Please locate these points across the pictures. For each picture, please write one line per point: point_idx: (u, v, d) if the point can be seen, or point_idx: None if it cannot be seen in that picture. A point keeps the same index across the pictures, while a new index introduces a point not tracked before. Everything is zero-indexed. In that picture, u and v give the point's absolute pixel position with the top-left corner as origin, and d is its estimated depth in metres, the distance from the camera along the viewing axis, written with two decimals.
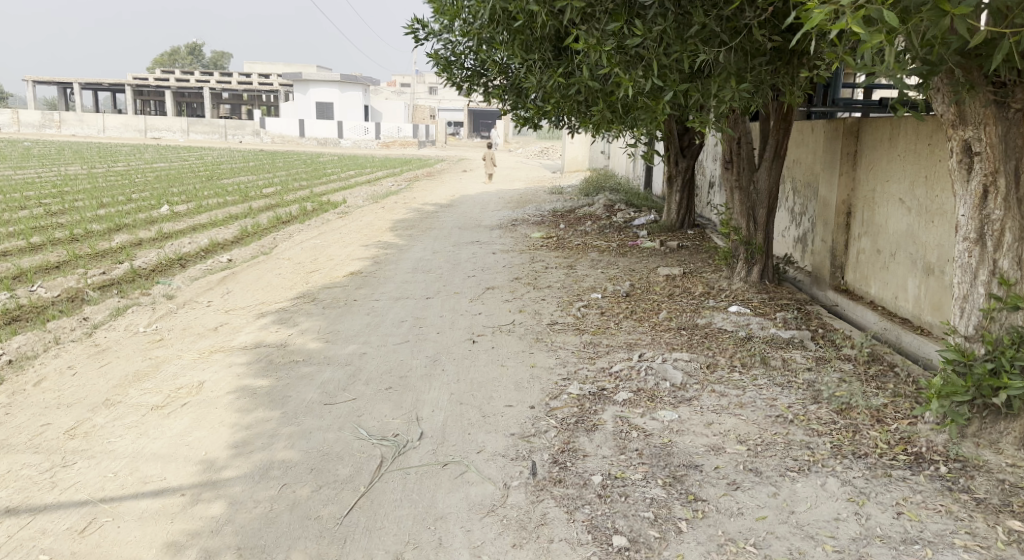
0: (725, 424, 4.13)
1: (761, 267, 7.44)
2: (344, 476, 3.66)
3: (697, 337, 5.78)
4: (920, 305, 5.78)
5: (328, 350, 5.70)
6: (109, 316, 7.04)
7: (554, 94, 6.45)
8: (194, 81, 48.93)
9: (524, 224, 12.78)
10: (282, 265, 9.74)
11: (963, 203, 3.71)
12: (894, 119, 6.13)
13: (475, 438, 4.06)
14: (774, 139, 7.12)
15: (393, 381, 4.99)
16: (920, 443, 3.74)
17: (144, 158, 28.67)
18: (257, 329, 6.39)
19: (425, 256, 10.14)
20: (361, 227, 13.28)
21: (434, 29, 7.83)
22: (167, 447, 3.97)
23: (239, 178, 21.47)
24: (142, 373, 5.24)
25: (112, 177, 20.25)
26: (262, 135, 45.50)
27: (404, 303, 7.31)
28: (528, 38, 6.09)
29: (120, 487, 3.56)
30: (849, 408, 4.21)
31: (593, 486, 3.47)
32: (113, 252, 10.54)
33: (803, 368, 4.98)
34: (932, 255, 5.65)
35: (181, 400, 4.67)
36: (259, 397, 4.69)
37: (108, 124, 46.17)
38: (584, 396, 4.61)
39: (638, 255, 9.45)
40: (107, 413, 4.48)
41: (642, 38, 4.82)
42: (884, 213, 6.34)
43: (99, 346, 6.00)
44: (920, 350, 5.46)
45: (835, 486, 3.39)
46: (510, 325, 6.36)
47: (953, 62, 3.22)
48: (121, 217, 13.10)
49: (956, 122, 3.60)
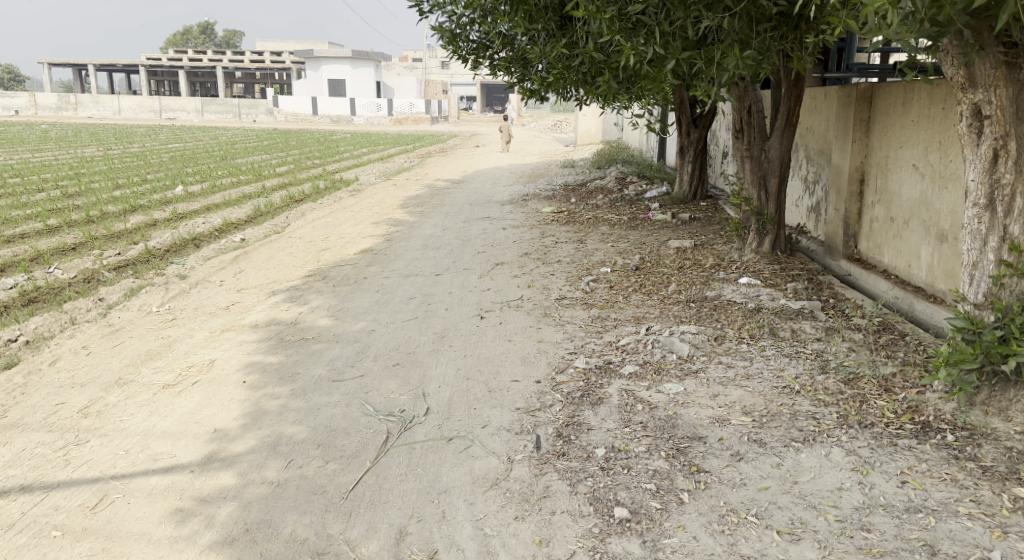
0: (731, 395, 4.12)
1: (773, 238, 7.37)
2: (350, 451, 3.69)
3: (705, 309, 5.75)
4: (934, 273, 5.70)
5: (337, 327, 5.74)
6: (123, 296, 7.13)
7: (558, 64, 6.41)
8: (206, 60, 48.90)
9: (535, 199, 12.72)
10: (294, 244, 9.79)
11: (973, 168, 3.63)
12: (907, 83, 6.00)
13: (480, 413, 4.08)
14: (786, 107, 6.97)
15: (401, 357, 5.02)
16: (928, 412, 3.70)
17: (159, 139, 28.79)
18: (269, 307, 6.44)
19: (435, 232, 10.13)
20: (373, 204, 13.31)
21: (438, 2, 7.75)
22: (177, 425, 4.03)
23: (254, 158, 21.53)
24: (154, 352, 5.30)
25: (129, 159, 20.37)
26: (276, 114, 45.51)
27: (414, 279, 7.33)
28: (531, 8, 6.05)
29: (131, 464, 3.62)
30: (856, 378, 4.18)
31: (597, 458, 3.48)
32: (128, 233, 10.65)
33: (812, 338, 4.94)
34: (945, 222, 5.56)
35: (191, 378, 4.73)
36: (268, 374, 4.74)
37: (123, 106, 46.43)
38: (590, 369, 4.62)
39: (649, 228, 9.39)
40: (119, 392, 4.55)
41: (644, 6, 4.75)
42: (898, 180, 6.23)
43: (113, 326, 6.09)
44: (932, 319, 5.38)
45: (839, 456, 3.37)
46: (519, 300, 6.36)
47: (963, 23, 3.12)
48: (135, 198, 13.20)
49: (966, 85, 3.51)
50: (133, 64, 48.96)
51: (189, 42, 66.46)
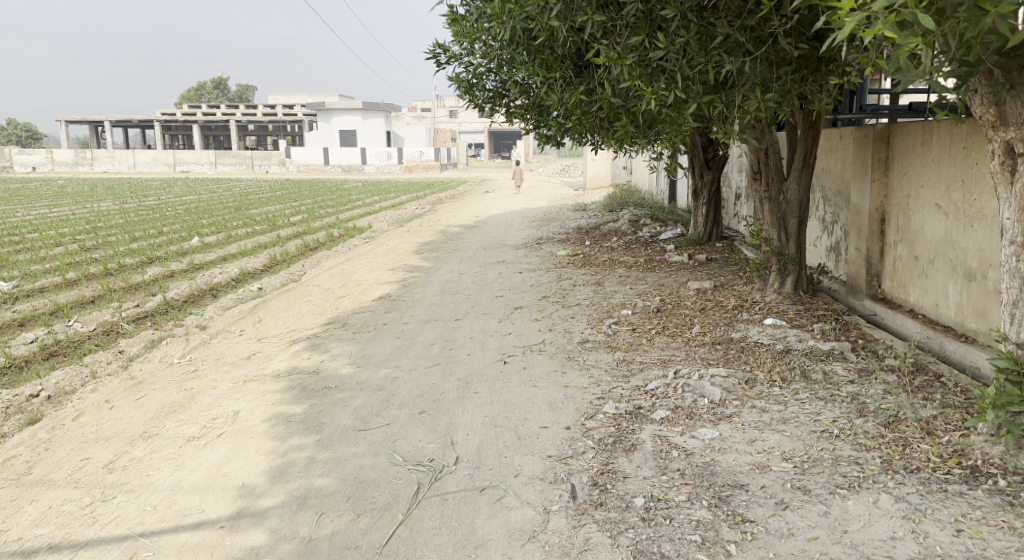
0: (768, 440, 4.02)
1: (795, 278, 7.29)
2: (382, 503, 3.61)
3: (733, 351, 5.67)
4: (963, 312, 5.62)
5: (361, 375, 5.68)
6: (144, 348, 7.13)
7: (576, 110, 6.48)
8: (221, 114, 49.92)
9: (549, 242, 12.75)
10: (311, 292, 9.81)
11: (1008, 206, 3.59)
12: (926, 123, 6.02)
13: (512, 461, 4.00)
14: (803, 148, 7.00)
15: (427, 405, 4.95)
16: (975, 455, 3.59)
17: (173, 192, 29.20)
18: (290, 355, 6.41)
19: (452, 277, 10.13)
20: (388, 251, 13.38)
21: (455, 53, 7.88)
22: (205, 479, 3.96)
23: (268, 208, 21.79)
24: (177, 405, 5.26)
25: (145, 212, 20.63)
26: (288, 164, 46.23)
27: (434, 325, 7.30)
28: (548, 56, 6.16)
29: (159, 521, 3.55)
30: (896, 421, 4.07)
31: (636, 509, 3.39)
32: (146, 285, 10.71)
33: (846, 380, 4.85)
34: (972, 260, 5.50)
35: (216, 430, 4.68)
36: (294, 424, 4.67)
37: (139, 160, 47.30)
38: (621, 415, 4.53)
39: (667, 269, 9.35)
40: (145, 446, 4.50)
41: (664, 52, 4.81)
42: (920, 218, 6.20)
43: (135, 379, 6.06)
44: (966, 358, 5.28)
45: (888, 502, 3.27)
46: (541, 344, 6.30)
47: (994, 63, 3.12)
48: (153, 250, 13.32)
49: (997, 123, 3.50)
50: (149, 120, 50.03)
51: (203, 97, 67.96)
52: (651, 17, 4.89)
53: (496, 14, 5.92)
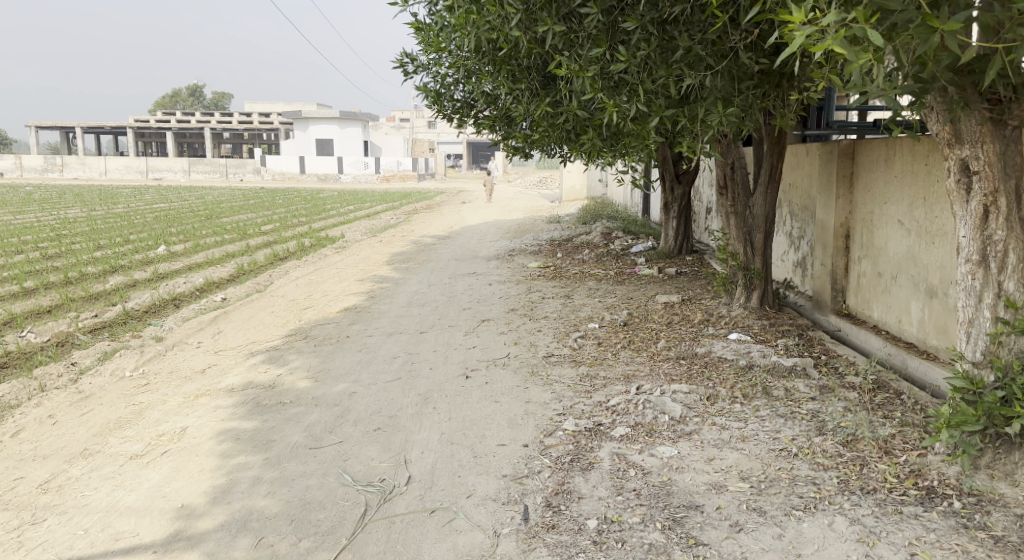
0: (726, 459, 3.96)
1: (761, 292, 7.27)
2: (326, 527, 3.47)
3: (696, 367, 5.62)
4: (925, 329, 5.62)
5: (318, 390, 5.54)
6: (97, 360, 6.91)
7: (543, 122, 6.42)
8: (195, 121, 49.34)
9: (521, 254, 12.68)
10: (276, 302, 9.63)
11: (963, 224, 3.58)
12: (889, 140, 6.05)
13: (465, 481, 3.88)
14: (769, 163, 7.01)
15: (383, 421, 4.82)
16: (932, 476, 3.55)
17: (143, 199, 28.70)
18: (246, 369, 6.24)
19: (420, 289, 10.00)
20: (358, 261, 13.22)
21: (422, 62, 7.79)
22: (142, 500, 3.80)
23: (240, 217, 21.52)
24: (124, 420, 5.07)
25: (112, 219, 20.22)
26: (263, 173, 45.78)
27: (398, 338, 7.17)
28: (514, 68, 6.07)
29: (89, 546, 3.39)
30: (855, 440, 4.03)
31: (589, 531, 3.30)
32: (106, 294, 10.44)
33: (807, 398, 4.80)
34: (934, 277, 5.51)
35: (161, 448, 4.50)
36: (242, 441, 4.52)
37: (110, 167, 46.59)
38: (580, 432, 4.44)
39: (636, 283, 9.31)
40: (84, 464, 4.32)
41: (626, 64, 4.76)
42: (884, 235, 6.21)
43: (83, 393, 5.85)
44: (927, 376, 5.27)
45: (844, 525, 3.20)
46: (505, 358, 6.20)
47: (947, 80, 3.10)
48: (116, 258, 13.03)
49: (952, 141, 3.48)
50: (121, 126, 49.33)
51: (177, 104, 67.30)
52: (613, 29, 4.86)
53: (460, 24, 5.84)
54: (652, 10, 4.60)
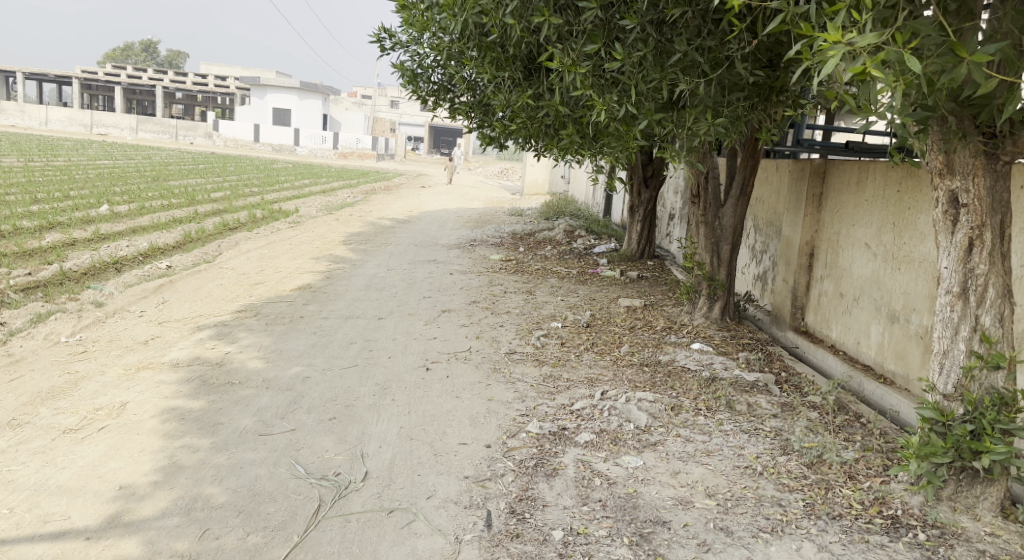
0: (692, 474, 3.89)
1: (723, 304, 7.23)
2: (276, 522, 3.27)
3: (660, 375, 5.56)
4: (883, 352, 5.68)
5: (269, 372, 5.28)
6: (29, 322, 6.48)
7: (523, 113, 6.26)
8: (147, 78, 47.38)
9: (483, 245, 12.50)
10: (225, 275, 9.23)
11: (946, 255, 3.55)
12: (863, 164, 6.08)
13: (425, 481, 3.71)
14: (741, 176, 6.98)
15: (339, 410, 4.61)
16: (896, 505, 3.57)
17: (87, 155, 27.36)
18: (193, 344, 5.93)
19: (378, 273, 9.73)
20: (313, 238, 12.83)
21: (401, 40, 7.54)
22: (76, 479, 3.52)
23: (188, 181, 20.72)
24: (57, 390, 4.74)
25: (52, 172, 19.21)
26: (215, 138, 44.32)
27: (355, 322, 6.93)
28: (499, 55, 5.88)
29: (13, 528, 3.12)
30: (820, 462, 4.02)
31: (554, 543, 3.19)
32: (41, 251, 9.84)
33: (770, 414, 4.78)
34: (897, 302, 5.56)
35: (98, 423, 4.21)
36: (187, 422, 4.25)
37: (52, 117, 44.43)
38: (544, 435, 4.32)
39: (598, 284, 9.25)
40: (10, 436, 4.00)
41: (621, 62, 4.66)
42: (849, 257, 6.26)
43: (12, 356, 5.46)
44: (884, 401, 5.33)
45: (811, 551, 3.19)
46: (466, 352, 6.04)
47: (950, 109, 3.09)
48: (55, 214, 12.34)
49: (943, 171, 3.45)
50: (67, 76, 47.12)
51: (129, 58, 64.82)
52: (609, 25, 4.76)
53: (447, 5, 5.64)
54: (652, 11, 4.50)
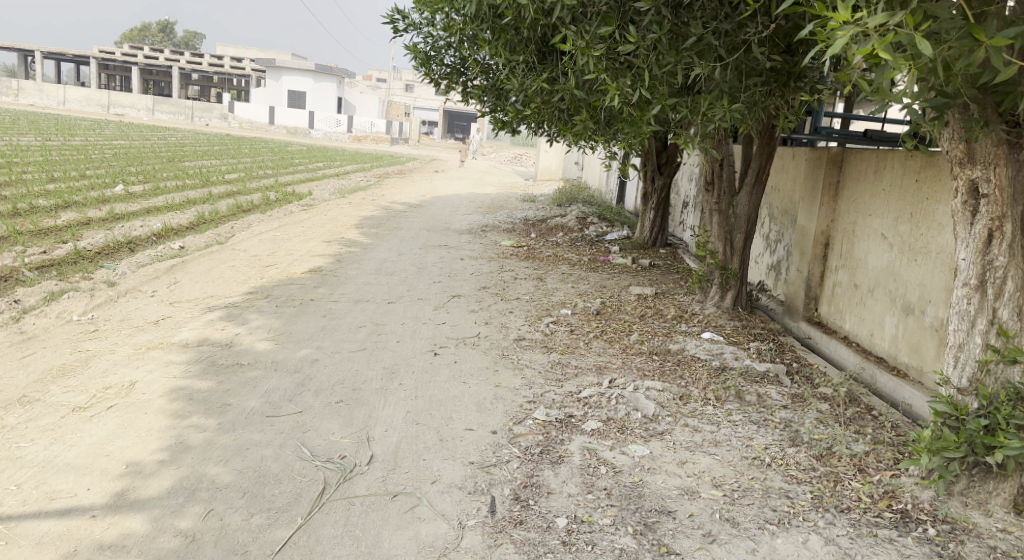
0: (699, 464, 3.86)
1: (735, 293, 7.16)
2: (281, 503, 3.27)
3: (669, 364, 5.51)
4: (897, 345, 5.60)
5: (278, 353, 5.29)
6: (42, 300, 6.51)
7: (536, 98, 6.19)
8: (163, 59, 47.46)
9: (494, 231, 12.45)
10: (237, 257, 9.25)
11: (965, 246, 3.48)
12: (882, 153, 5.97)
13: (430, 466, 3.71)
14: (757, 164, 6.88)
15: (346, 393, 4.61)
16: (905, 499, 3.53)
17: (103, 135, 27.47)
18: (203, 324, 5.95)
19: (389, 257, 9.73)
20: (326, 221, 12.83)
21: (414, 21, 7.47)
22: (83, 457, 3.54)
23: (203, 163, 20.76)
24: (67, 369, 4.76)
25: (69, 152, 19.32)
26: (230, 120, 44.38)
27: (364, 306, 6.92)
28: (512, 38, 5.80)
29: (21, 504, 3.14)
30: (830, 455, 3.97)
31: (558, 531, 3.17)
32: (57, 230, 9.91)
33: (780, 405, 4.73)
34: (912, 294, 5.48)
35: (107, 401, 4.23)
36: (195, 402, 4.26)
37: (70, 97, 44.66)
38: (551, 422, 4.30)
39: (609, 271, 9.19)
40: (20, 413, 4.02)
41: (635, 46, 4.58)
42: (864, 247, 6.17)
43: (25, 334, 5.50)
44: (896, 393, 5.27)
45: (818, 545, 3.15)
46: (475, 338, 6.02)
47: (971, 96, 3.00)
48: (71, 193, 12.42)
49: (964, 160, 3.37)
50: (84, 56, 47.31)
51: (145, 39, 64.98)
52: (623, 8, 4.67)
53: None
54: None
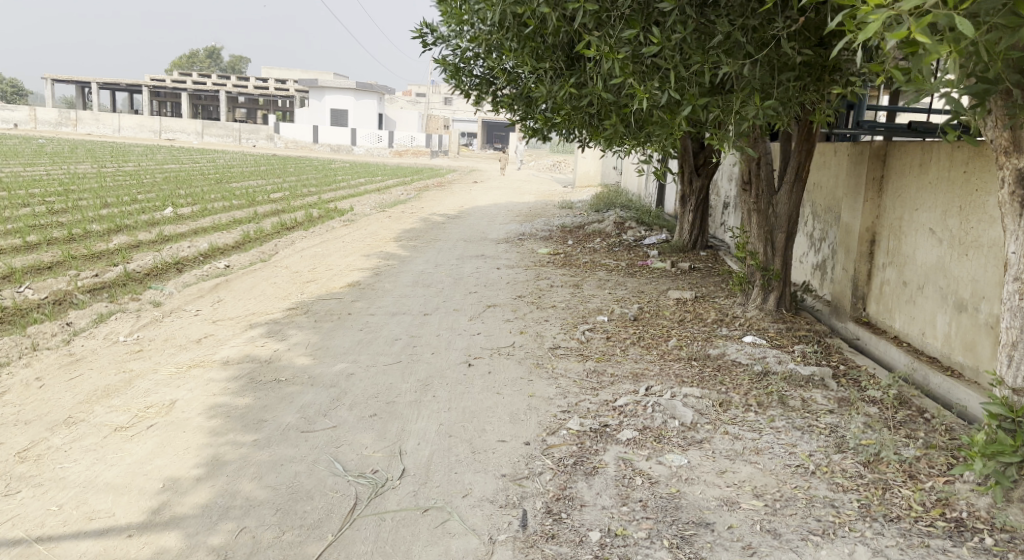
0: (739, 473, 3.73)
1: (778, 295, 6.96)
2: (312, 520, 3.27)
3: (708, 370, 5.37)
4: (950, 343, 5.35)
5: (315, 368, 5.34)
6: (92, 322, 6.71)
7: (565, 104, 6.14)
8: (210, 84, 48.91)
9: (532, 239, 12.40)
10: (279, 274, 9.41)
11: (1016, 239, 3.29)
12: (927, 145, 5.74)
13: (461, 479, 3.67)
14: (796, 161, 6.68)
15: (379, 407, 4.61)
16: (960, 506, 3.34)
17: (156, 160, 28.42)
18: (243, 342, 6.04)
19: (426, 269, 9.76)
20: (366, 235, 12.99)
21: (442, 34, 7.51)
22: (122, 476, 3.60)
23: (249, 183, 21.26)
24: (112, 389, 4.87)
25: (122, 177, 20.02)
26: (275, 139, 45.41)
27: (401, 319, 6.94)
28: (538, 45, 5.78)
29: (61, 524, 3.21)
30: (877, 461, 3.80)
31: (591, 545, 3.09)
32: (108, 254, 10.23)
33: (825, 410, 4.55)
34: (964, 290, 5.23)
35: (148, 420, 4.31)
36: (232, 419, 4.31)
37: (124, 124, 46.33)
38: (585, 432, 4.22)
39: (648, 276, 9.04)
40: (66, 434, 4.13)
41: (660, 47, 4.50)
42: (912, 242, 5.93)
43: (74, 356, 5.66)
44: (951, 394, 5.03)
45: (865, 556, 3.01)
46: (510, 348, 5.97)
47: (1013, 80, 2.84)
48: (123, 217, 12.82)
49: (1010, 149, 3.20)
50: (137, 85, 49.09)
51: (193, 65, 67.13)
52: (647, 9, 4.59)
53: None
54: None
